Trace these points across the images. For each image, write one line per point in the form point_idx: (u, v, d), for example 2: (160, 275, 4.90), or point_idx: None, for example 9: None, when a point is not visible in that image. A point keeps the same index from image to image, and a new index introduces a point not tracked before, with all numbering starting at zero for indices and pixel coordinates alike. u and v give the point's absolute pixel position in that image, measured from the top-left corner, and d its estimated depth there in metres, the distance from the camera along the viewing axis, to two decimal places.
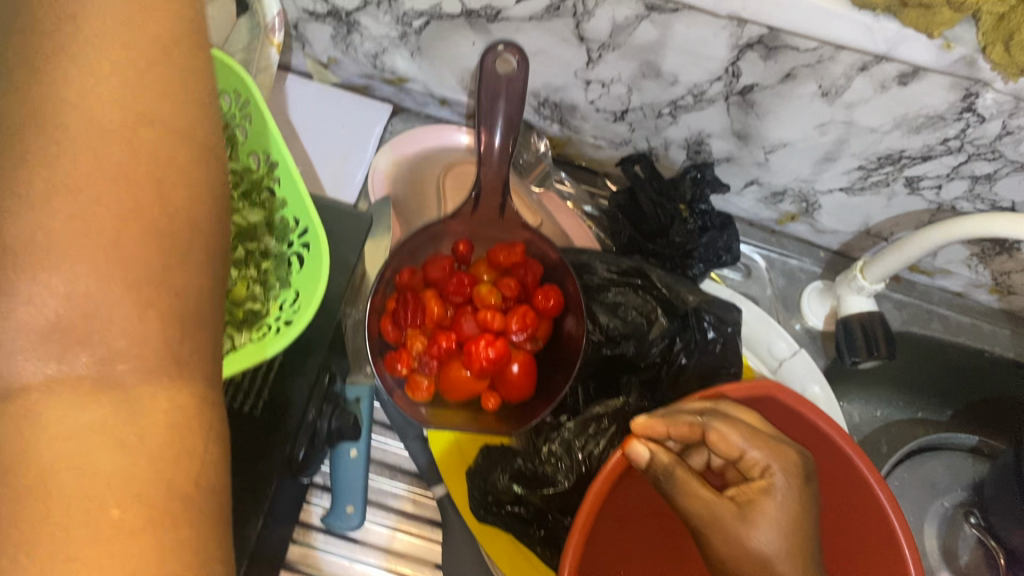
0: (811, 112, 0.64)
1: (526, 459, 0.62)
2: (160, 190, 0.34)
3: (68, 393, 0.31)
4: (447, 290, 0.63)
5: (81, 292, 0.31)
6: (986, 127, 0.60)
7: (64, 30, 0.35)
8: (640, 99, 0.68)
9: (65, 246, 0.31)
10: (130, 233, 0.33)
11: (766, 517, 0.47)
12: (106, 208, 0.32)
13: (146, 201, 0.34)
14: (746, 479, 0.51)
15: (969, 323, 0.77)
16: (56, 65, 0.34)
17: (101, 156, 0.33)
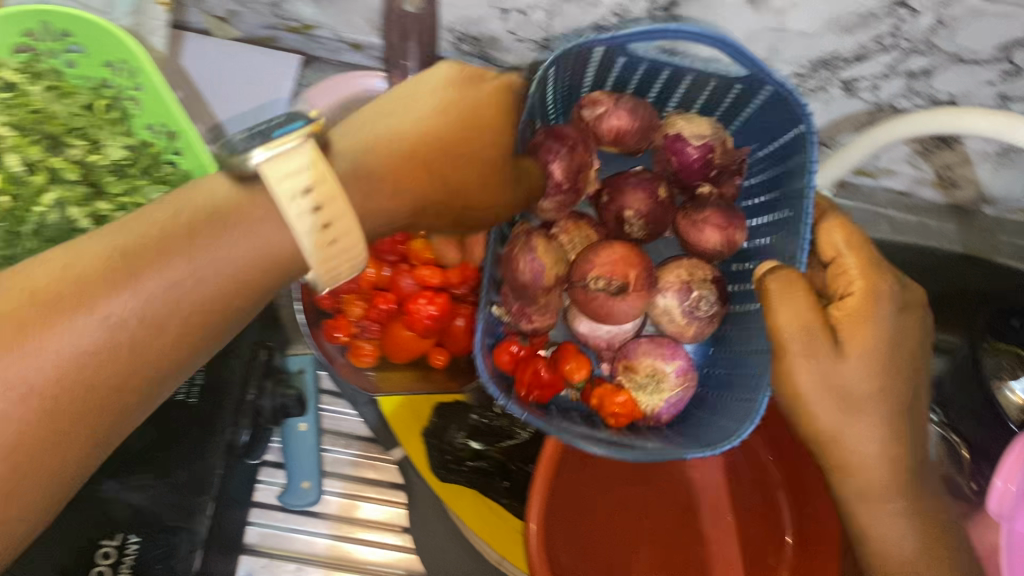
0: (740, 22, 0.60)
1: (481, 414, 0.59)
2: (130, 363, 0.39)
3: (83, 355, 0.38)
4: (381, 250, 0.59)
5: (100, 334, 0.38)
6: (919, 21, 0.57)
7: (236, 228, 0.41)
8: (562, 25, 0.64)
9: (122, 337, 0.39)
10: (122, 364, 0.39)
11: (808, 370, 0.48)
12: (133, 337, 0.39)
13: (138, 364, 0.40)
14: (829, 376, 0.48)
15: (915, 221, 0.78)
16: (201, 248, 0.40)
17: (173, 307, 0.40)
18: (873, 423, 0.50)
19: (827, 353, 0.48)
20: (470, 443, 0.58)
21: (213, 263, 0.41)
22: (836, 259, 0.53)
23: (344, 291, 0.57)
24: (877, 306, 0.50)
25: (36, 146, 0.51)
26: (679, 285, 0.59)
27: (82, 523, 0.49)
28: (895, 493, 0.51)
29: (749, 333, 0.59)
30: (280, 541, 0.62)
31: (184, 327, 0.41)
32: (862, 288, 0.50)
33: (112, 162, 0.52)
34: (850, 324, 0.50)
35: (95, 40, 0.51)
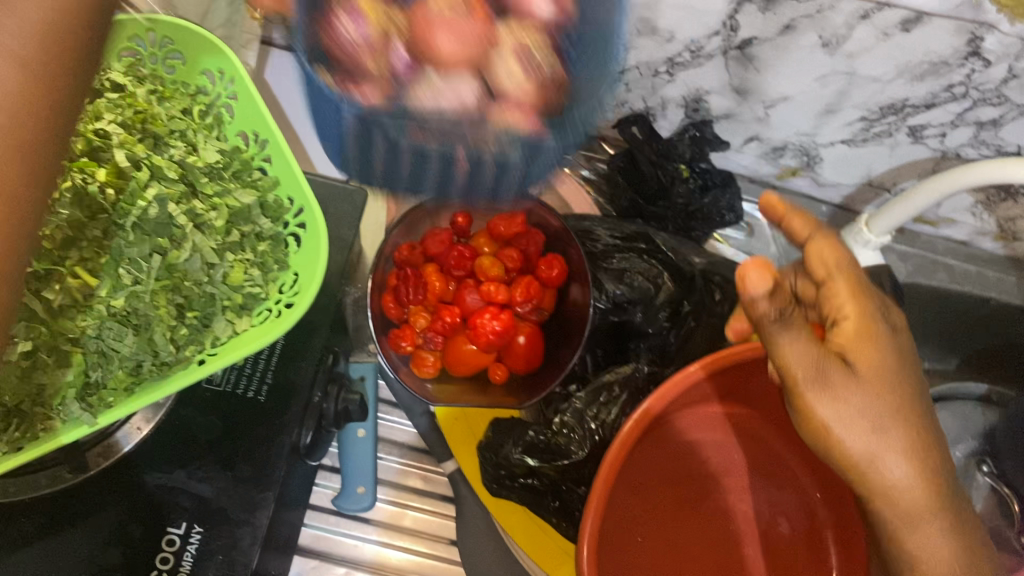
0: (812, 64, 0.62)
1: (539, 431, 0.57)
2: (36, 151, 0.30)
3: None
4: (448, 264, 0.61)
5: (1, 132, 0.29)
6: (991, 72, 0.58)
7: None
8: (635, 58, 0.66)
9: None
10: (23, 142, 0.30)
11: (830, 401, 0.41)
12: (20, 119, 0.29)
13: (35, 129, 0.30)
14: (846, 394, 0.41)
15: (975, 272, 0.77)
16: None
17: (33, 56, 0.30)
18: (899, 434, 0.42)
19: (837, 372, 0.41)
20: (525, 459, 0.56)
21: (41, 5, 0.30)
22: (826, 280, 0.45)
23: (409, 302, 0.59)
24: (873, 324, 0.43)
25: (140, 145, 0.50)
26: (520, 46, 0.38)
27: (130, 506, 0.51)
28: (941, 510, 0.42)
29: (599, 59, 0.37)
30: (330, 543, 0.64)
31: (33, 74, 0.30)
32: (854, 308, 0.44)
33: (208, 164, 0.51)
34: (857, 345, 0.42)
35: (197, 46, 0.52)
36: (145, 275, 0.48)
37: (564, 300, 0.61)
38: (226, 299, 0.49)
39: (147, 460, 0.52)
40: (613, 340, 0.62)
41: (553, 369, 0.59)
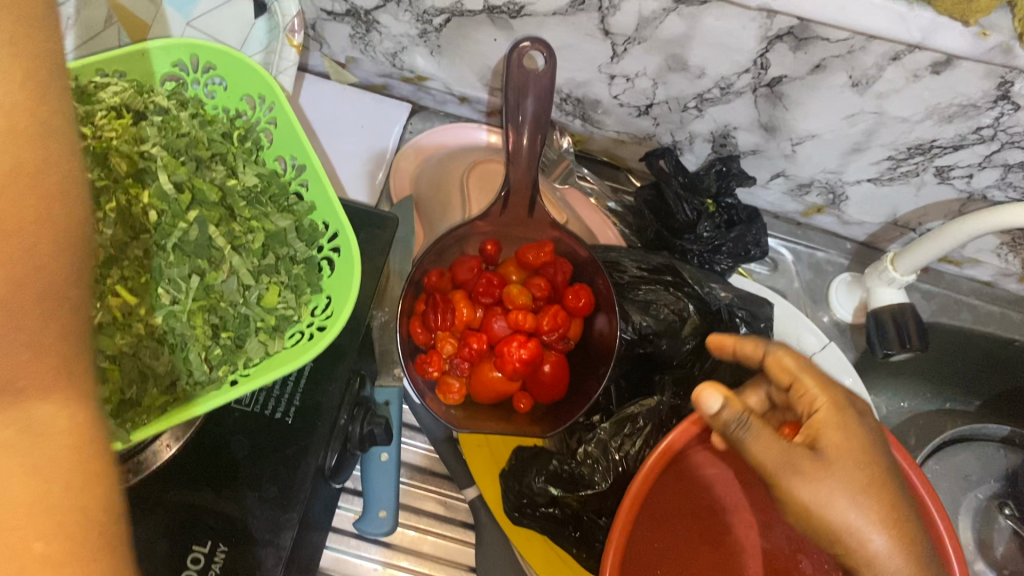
0: (841, 103, 0.62)
1: (563, 461, 0.58)
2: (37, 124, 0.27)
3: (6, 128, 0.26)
4: (476, 291, 0.61)
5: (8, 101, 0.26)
6: (1020, 115, 0.58)
7: None
8: (665, 93, 0.66)
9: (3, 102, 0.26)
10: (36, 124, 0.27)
11: (812, 484, 0.39)
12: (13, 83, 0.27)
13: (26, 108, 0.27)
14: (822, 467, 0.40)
15: (999, 312, 0.77)
16: None
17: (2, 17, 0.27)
18: (871, 509, 0.40)
19: (807, 460, 0.40)
20: (548, 488, 0.57)
21: None
22: (793, 382, 0.44)
23: (438, 328, 0.59)
24: (844, 410, 0.43)
25: (182, 168, 0.51)
26: None
27: (166, 524, 0.51)
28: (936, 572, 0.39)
29: None
30: (351, 567, 0.64)
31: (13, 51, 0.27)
32: (824, 397, 0.43)
33: (246, 188, 0.53)
34: (829, 432, 0.42)
35: (236, 75, 0.54)
36: (183, 295, 0.49)
37: (591, 330, 0.62)
38: (259, 320, 0.50)
39: (179, 475, 0.53)
40: (638, 370, 0.62)
41: (579, 399, 0.59)
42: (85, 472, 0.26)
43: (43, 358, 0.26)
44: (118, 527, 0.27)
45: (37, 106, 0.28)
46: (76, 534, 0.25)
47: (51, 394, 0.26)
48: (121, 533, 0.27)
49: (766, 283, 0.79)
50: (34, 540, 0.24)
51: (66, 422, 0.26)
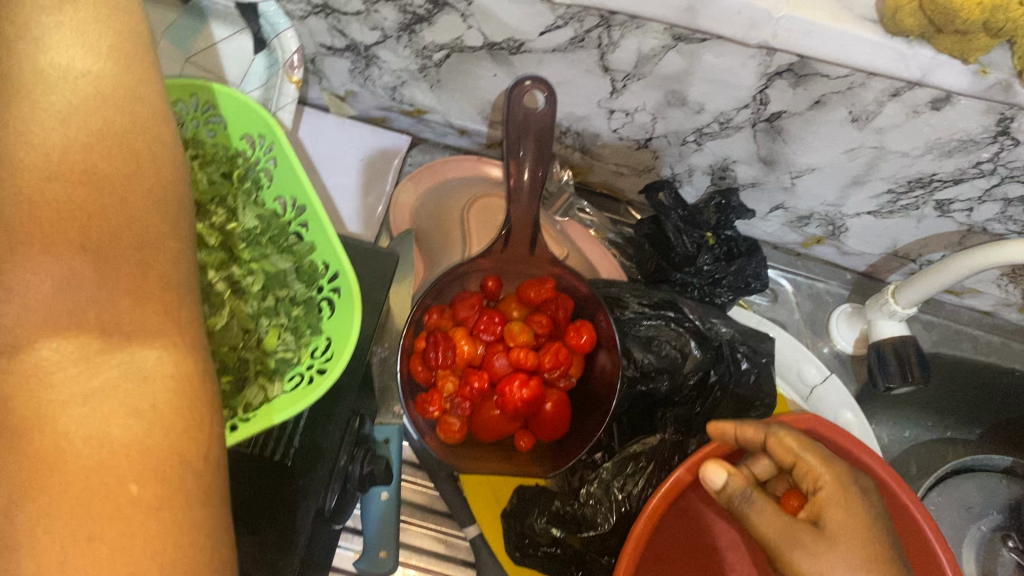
0: (840, 138, 0.62)
1: (565, 501, 0.58)
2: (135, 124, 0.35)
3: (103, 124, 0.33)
4: (477, 328, 0.61)
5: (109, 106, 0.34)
6: (1020, 151, 0.58)
7: None
8: (664, 127, 0.66)
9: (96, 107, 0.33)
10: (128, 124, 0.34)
11: (809, 558, 0.44)
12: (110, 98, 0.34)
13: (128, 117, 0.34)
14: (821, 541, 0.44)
15: (1000, 341, 0.78)
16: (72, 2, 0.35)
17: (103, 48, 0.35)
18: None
19: (808, 535, 0.44)
20: (549, 528, 0.57)
21: (81, 20, 0.35)
22: (795, 461, 0.49)
23: (438, 365, 0.58)
24: (847, 488, 0.47)
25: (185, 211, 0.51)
26: None
27: None
28: None
29: None
30: None
31: (121, 73, 0.35)
32: (829, 476, 0.47)
33: (247, 230, 0.53)
34: (830, 509, 0.46)
35: (238, 113, 0.54)
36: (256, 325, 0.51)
37: (593, 366, 0.61)
38: (257, 364, 0.50)
39: None
40: (640, 406, 0.62)
41: (581, 437, 0.59)
42: (179, 420, 0.29)
43: (145, 314, 0.31)
44: (212, 468, 0.31)
45: (128, 76, 0.35)
46: (171, 474, 0.28)
47: (154, 341, 0.30)
48: (219, 474, 0.31)
49: (766, 314, 0.79)
50: (131, 480, 0.27)
51: (164, 369, 0.30)
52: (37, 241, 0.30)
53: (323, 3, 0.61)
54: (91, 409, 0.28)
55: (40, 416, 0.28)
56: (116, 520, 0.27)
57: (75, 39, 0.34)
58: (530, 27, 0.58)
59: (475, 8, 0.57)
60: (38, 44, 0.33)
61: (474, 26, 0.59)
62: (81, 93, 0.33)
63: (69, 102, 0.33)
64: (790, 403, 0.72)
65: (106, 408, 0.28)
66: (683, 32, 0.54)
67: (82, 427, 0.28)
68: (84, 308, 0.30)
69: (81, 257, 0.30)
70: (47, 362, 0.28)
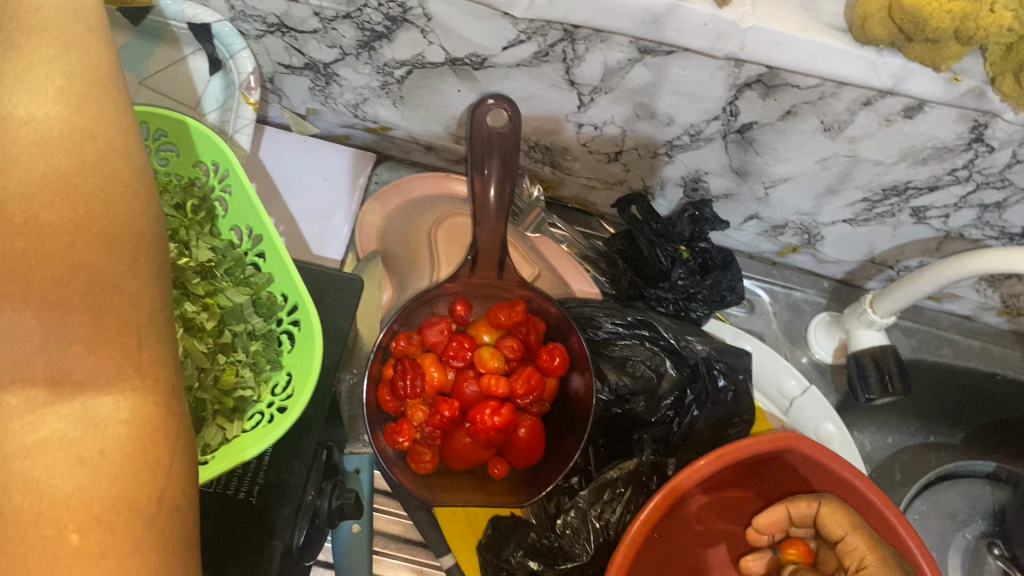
0: (813, 147, 0.61)
1: (541, 534, 0.56)
2: (106, 177, 0.33)
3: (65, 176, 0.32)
4: (446, 354, 0.59)
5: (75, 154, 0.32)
6: (995, 157, 0.57)
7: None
8: (634, 139, 0.65)
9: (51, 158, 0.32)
10: (99, 178, 0.33)
11: None
12: (79, 150, 0.32)
13: (102, 166, 0.33)
14: None
15: (980, 346, 0.76)
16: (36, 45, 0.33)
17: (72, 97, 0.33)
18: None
19: None
20: (526, 561, 0.55)
21: (40, 66, 0.33)
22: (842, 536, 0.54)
23: (409, 395, 0.57)
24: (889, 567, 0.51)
25: None
26: None
27: None
28: None
29: None
30: None
31: (94, 120, 0.34)
32: (874, 556, 0.52)
33: (198, 262, 0.50)
34: None
35: (187, 139, 0.52)
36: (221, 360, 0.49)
37: (565, 389, 0.60)
38: (216, 403, 0.47)
39: None
40: (616, 427, 0.61)
41: (556, 463, 0.57)
42: (129, 465, 0.29)
43: (101, 361, 0.30)
44: (168, 514, 0.30)
45: (87, 123, 0.33)
46: (118, 522, 0.28)
47: (112, 388, 0.30)
48: (173, 518, 0.30)
49: (743, 325, 0.78)
50: (72, 530, 0.27)
51: (119, 416, 0.29)
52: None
53: (278, 22, 0.59)
54: (33, 463, 0.28)
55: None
56: (56, 572, 0.26)
57: (34, 91, 0.32)
58: (493, 43, 0.56)
59: (435, 24, 0.55)
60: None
61: (435, 42, 0.57)
62: (24, 144, 0.31)
63: (12, 156, 0.31)
64: (770, 417, 0.72)
65: (50, 459, 0.28)
66: (649, 45, 0.53)
67: (25, 480, 0.27)
68: (32, 360, 0.29)
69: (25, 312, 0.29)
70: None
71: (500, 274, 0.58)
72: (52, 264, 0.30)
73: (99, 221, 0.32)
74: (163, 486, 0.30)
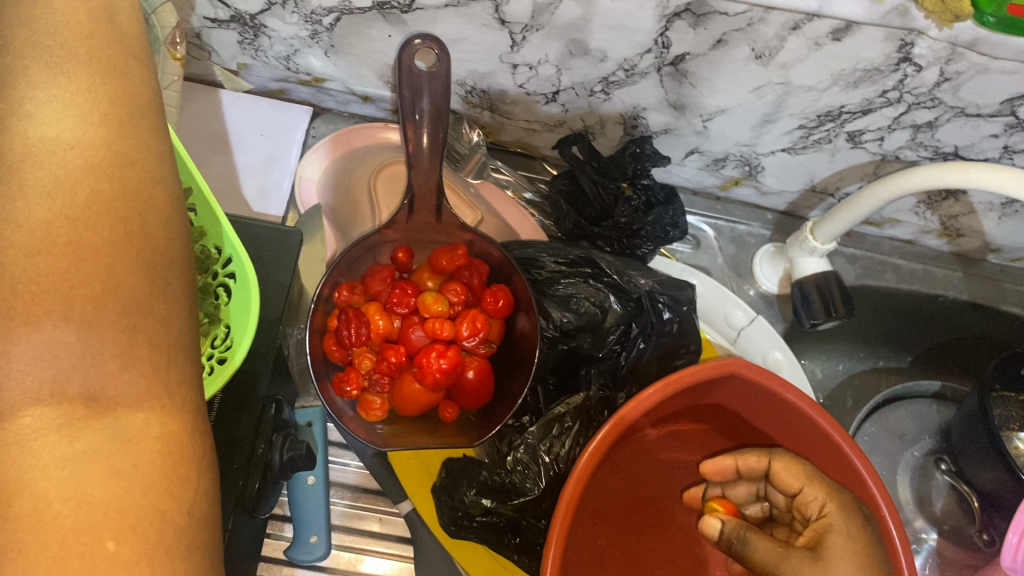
0: (746, 76, 0.61)
1: (492, 470, 0.57)
2: (137, 196, 0.35)
3: (103, 199, 0.34)
4: (390, 302, 0.59)
5: (106, 172, 0.35)
6: (923, 76, 0.57)
7: (41, 22, 0.37)
8: (570, 78, 0.64)
9: (78, 180, 0.34)
10: (131, 199, 0.35)
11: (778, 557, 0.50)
12: (105, 174, 0.35)
13: (132, 187, 0.36)
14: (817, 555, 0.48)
15: (922, 268, 0.77)
16: (74, 71, 0.37)
17: (109, 119, 0.37)
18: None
19: (804, 560, 0.48)
20: (480, 499, 0.56)
21: (77, 87, 0.36)
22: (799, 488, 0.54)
23: (353, 344, 0.57)
24: (844, 511, 0.50)
25: None
26: None
27: None
28: None
29: None
30: None
31: (127, 133, 0.37)
32: (832, 499, 0.51)
33: None
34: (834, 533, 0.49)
35: None
36: None
37: (512, 330, 0.60)
38: None
39: None
40: (564, 364, 0.61)
41: (505, 402, 0.58)
42: (159, 476, 0.31)
43: (132, 377, 0.32)
44: (196, 523, 0.32)
45: (116, 141, 0.36)
46: (150, 530, 0.30)
47: (141, 406, 0.32)
48: (200, 531, 0.32)
49: (689, 261, 0.79)
50: (108, 537, 0.29)
51: (150, 431, 0.32)
52: (34, 308, 0.31)
53: None
54: (70, 474, 0.29)
55: (19, 482, 0.29)
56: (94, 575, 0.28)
57: (66, 108, 0.35)
58: None
59: None
60: (31, 121, 0.35)
61: None
62: (70, 165, 0.34)
63: (57, 178, 0.34)
64: (718, 346, 0.73)
65: (86, 470, 0.30)
66: None
67: (62, 491, 0.29)
68: (68, 375, 0.31)
69: (65, 327, 0.31)
70: (29, 430, 0.30)
71: (439, 215, 0.58)
72: (91, 285, 0.32)
73: (127, 241, 0.34)
74: (194, 501, 0.32)
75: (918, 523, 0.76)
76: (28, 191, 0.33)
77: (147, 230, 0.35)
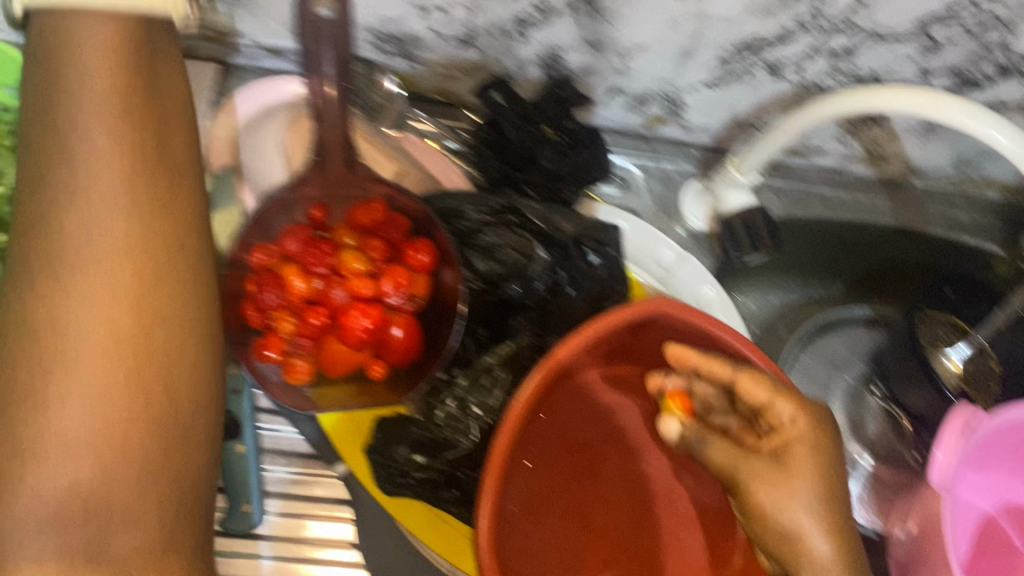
0: (662, 10, 0.59)
1: (422, 426, 0.57)
2: (158, 279, 0.48)
3: (126, 287, 0.46)
4: (308, 262, 0.57)
5: (135, 251, 0.47)
6: (838, 1, 0.57)
7: (70, 137, 0.46)
8: (483, 20, 0.63)
9: (101, 278, 0.46)
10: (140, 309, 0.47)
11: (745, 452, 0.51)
12: (122, 278, 0.46)
13: (142, 288, 0.47)
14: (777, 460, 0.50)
15: (851, 199, 0.78)
16: (94, 181, 0.46)
17: (127, 220, 0.47)
18: (823, 517, 0.48)
19: (763, 465, 0.49)
20: (412, 456, 0.56)
21: (109, 187, 0.47)
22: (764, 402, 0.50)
23: (272, 307, 0.56)
24: (806, 419, 0.50)
25: None
26: None
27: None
28: (831, 533, 0.48)
29: None
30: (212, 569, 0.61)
31: (158, 238, 0.48)
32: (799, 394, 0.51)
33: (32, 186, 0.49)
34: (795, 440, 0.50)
35: None
36: None
37: (439, 283, 0.59)
38: None
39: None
40: (494, 313, 0.60)
41: (434, 357, 0.57)
42: None
43: (124, 528, 0.45)
44: None
45: (146, 233, 0.48)
46: None
47: (131, 538, 0.46)
48: None
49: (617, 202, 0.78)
50: None
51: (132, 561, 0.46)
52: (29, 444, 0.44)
53: None
54: (42, 542, 0.44)
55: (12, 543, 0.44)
56: None
57: (111, 212, 0.47)
58: None
59: None
60: (77, 219, 0.46)
61: None
62: (108, 262, 0.46)
63: (95, 279, 0.46)
64: (647, 287, 0.72)
65: (38, 550, 0.44)
66: None
67: (29, 557, 0.44)
68: (60, 484, 0.44)
69: (55, 495, 0.44)
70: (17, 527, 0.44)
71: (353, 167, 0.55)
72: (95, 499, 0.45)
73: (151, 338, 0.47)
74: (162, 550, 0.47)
75: (853, 448, 0.78)
76: (72, 294, 0.45)
77: (127, 339, 0.46)
